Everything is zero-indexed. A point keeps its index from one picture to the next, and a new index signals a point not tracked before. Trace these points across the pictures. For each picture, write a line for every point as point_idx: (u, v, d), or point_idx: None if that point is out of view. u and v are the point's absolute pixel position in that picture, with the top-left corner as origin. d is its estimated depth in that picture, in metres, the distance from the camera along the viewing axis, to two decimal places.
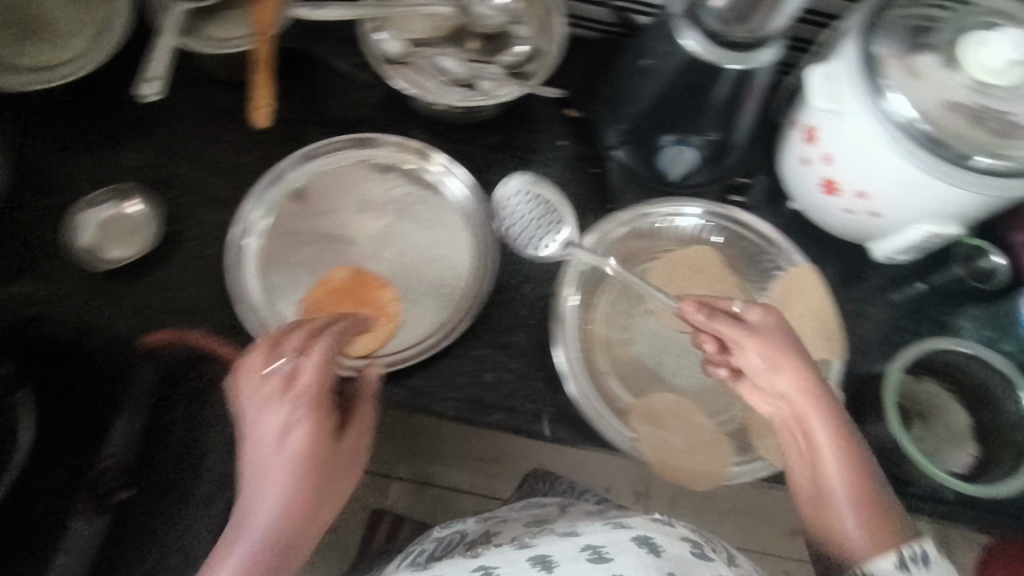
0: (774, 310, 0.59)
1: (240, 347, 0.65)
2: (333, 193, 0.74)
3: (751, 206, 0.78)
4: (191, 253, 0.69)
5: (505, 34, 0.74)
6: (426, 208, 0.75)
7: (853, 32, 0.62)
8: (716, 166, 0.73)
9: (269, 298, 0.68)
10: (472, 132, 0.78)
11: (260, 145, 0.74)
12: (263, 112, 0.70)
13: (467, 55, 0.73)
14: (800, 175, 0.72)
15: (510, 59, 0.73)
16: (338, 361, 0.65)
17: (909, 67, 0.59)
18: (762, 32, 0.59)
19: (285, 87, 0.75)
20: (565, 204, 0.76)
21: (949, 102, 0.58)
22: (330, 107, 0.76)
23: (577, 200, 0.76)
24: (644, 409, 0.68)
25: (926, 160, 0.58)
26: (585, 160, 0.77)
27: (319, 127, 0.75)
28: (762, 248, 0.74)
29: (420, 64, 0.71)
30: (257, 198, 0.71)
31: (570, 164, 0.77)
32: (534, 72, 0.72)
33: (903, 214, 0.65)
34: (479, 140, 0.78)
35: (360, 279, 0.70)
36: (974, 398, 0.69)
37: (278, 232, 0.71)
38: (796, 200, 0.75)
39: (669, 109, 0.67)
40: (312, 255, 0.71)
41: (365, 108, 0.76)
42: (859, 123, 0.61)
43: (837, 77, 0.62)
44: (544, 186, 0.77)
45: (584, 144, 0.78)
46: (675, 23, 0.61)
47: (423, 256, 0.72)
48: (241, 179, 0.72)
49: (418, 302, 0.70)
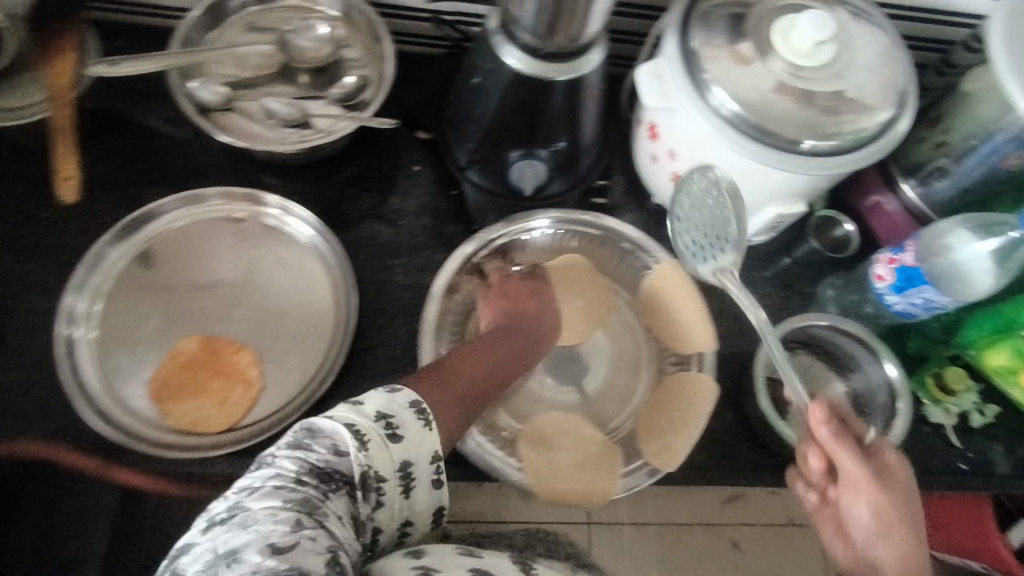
0: (899, 456, 0.52)
1: (81, 444, 0.60)
2: (170, 257, 0.68)
3: (613, 206, 0.78)
4: (19, 347, 0.63)
5: (334, 65, 0.71)
6: (273, 258, 0.70)
7: (672, 28, 0.61)
8: (572, 174, 0.72)
9: (110, 384, 0.62)
10: (319, 170, 0.74)
11: (82, 217, 0.68)
12: (70, 183, 0.65)
13: (295, 92, 0.69)
14: (653, 172, 0.71)
15: (340, 92, 0.69)
16: (199, 440, 0.61)
17: (728, 58, 0.59)
18: (580, 39, 0.58)
19: (105, 149, 0.70)
20: (426, 232, 0.74)
21: (768, 89, 0.58)
22: (159, 166, 0.71)
23: (438, 226, 0.74)
24: (531, 432, 0.67)
25: (756, 150, 0.58)
26: (443, 182, 0.75)
27: (149, 187, 0.70)
28: (626, 249, 0.74)
29: (245, 108, 0.67)
30: (80, 278, 0.65)
31: (427, 189, 0.75)
32: (368, 101, 0.69)
33: (749, 201, 0.65)
34: (328, 177, 0.74)
35: (211, 346, 0.65)
36: (845, 366, 0.71)
37: (112, 310, 0.65)
38: (655, 196, 0.75)
39: (508, 126, 0.65)
40: (156, 328, 0.66)
41: (196, 160, 0.72)
42: (690, 119, 0.60)
43: (662, 73, 0.62)
44: (402, 216, 0.74)
45: (439, 166, 0.76)
46: (493, 39, 0.60)
47: (277, 309, 0.68)
48: (64, 257, 0.66)
49: (278, 359, 0.66)
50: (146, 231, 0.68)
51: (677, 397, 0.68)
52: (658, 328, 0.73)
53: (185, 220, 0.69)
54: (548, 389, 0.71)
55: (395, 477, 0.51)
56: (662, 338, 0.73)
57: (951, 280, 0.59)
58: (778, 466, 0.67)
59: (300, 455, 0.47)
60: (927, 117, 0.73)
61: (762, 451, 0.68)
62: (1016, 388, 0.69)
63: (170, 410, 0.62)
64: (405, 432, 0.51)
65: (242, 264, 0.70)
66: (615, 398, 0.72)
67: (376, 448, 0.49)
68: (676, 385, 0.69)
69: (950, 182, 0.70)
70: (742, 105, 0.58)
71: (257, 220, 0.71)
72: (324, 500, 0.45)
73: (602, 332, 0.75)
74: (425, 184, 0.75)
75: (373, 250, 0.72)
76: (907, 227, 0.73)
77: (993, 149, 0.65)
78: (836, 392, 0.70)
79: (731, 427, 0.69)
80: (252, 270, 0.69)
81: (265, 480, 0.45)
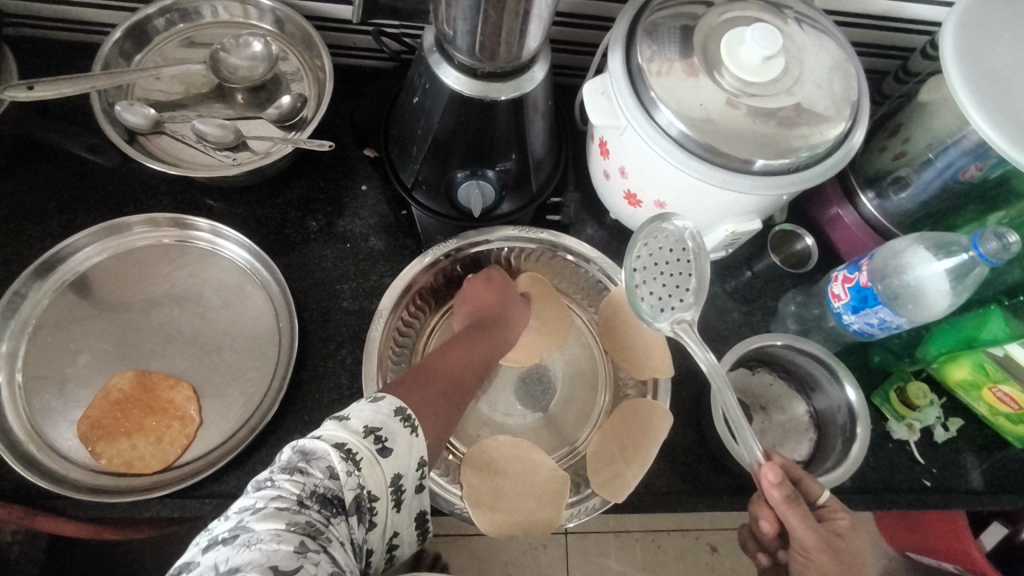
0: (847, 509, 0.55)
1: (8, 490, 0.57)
2: (104, 288, 0.65)
3: (568, 222, 0.76)
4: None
5: (270, 84, 0.69)
6: (211, 285, 0.68)
7: (617, 45, 0.59)
8: (524, 192, 0.69)
9: (37, 425, 0.59)
10: (263, 191, 0.71)
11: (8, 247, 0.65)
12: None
13: (230, 112, 0.68)
14: (607, 188, 0.69)
15: (277, 111, 0.68)
16: (131, 482, 0.58)
17: (676, 74, 0.57)
18: (519, 59, 0.56)
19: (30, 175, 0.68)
20: (375, 254, 0.71)
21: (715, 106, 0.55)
22: (92, 192, 0.68)
23: (387, 248, 0.71)
24: (478, 457, 0.64)
25: (704, 170, 0.56)
26: (392, 202, 0.73)
27: (80, 215, 0.67)
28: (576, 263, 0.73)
29: (176, 130, 0.66)
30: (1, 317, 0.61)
31: (376, 209, 0.73)
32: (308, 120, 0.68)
33: (703, 218, 0.63)
34: (273, 198, 0.71)
35: (145, 382, 0.62)
36: (808, 386, 0.69)
37: (40, 346, 0.62)
38: (612, 212, 0.72)
39: (453, 147, 0.62)
40: (88, 363, 0.63)
41: (132, 184, 0.69)
42: (639, 137, 0.58)
43: (609, 92, 0.59)
44: (349, 237, 0.71)
45: (388, 185, 0.73)
46: (430, 58, 0.57)
47: (216, 340, 0.65)
48: None
49: (217, 392, 0.63)
50: (78, 262, 0.66)
51: (630, 425, 0.66)
52: (615, 350, 0.71)
53: (115, 250, 0.67)
54: (501, 413, 0.69)
55: (386, 494, 0.48)
56: (621, 361, 0.70)
57: (909, 299, 0.58)
58: (741, 489, 0.66)
59: (300, 477, 0.44)
60: (885, 125, 0.71)
61: (724, 472, 0.66)
62: (980, 401, 0.69)
63: (103, 450, 0.60)
64: (394, 444, 0.48)
65: (178, 292, 0.67)
66: (575, 419, 0.71)
67: (368, 466, 0.46)
68: (631, 411, 0.67)
69: (910, 192, 0.68)
70: (689, 125, 0.55)
71: (194, 247, 0.69)
72: (328, 524, 0.43)
73: (558, 355, 0.73)
74: (372, 203, 0.73)
75: (318, 273, 0.69)
76: (866, 241, 0.71)
77: (950, 163, 0.64)
78: (797, 412, 0.69)
79: (692, 447, 0.67)
80: (189, 298, 0.67)
81: (267, 500, 0.42)
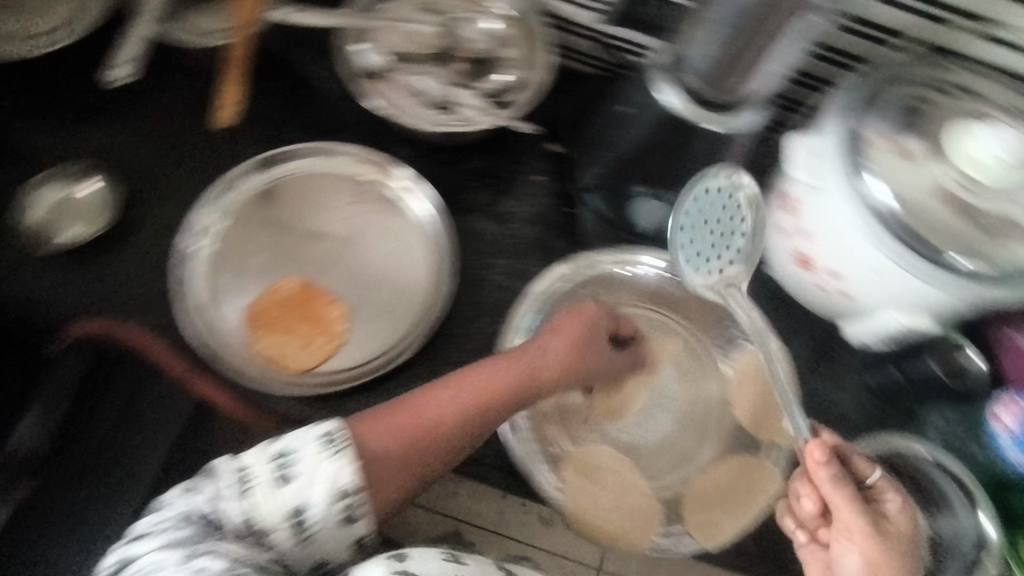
0: None
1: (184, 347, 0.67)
2: (294, 202, 0.72)
3: None
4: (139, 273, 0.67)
5: (489, 60, 0.72)
6: (380, 229, 0.72)
7: (836, 109, 0.58)
8: None
9: (214, 300, 0.67)
10: (453, 153, 0.74)
11: (229, 143, 0.73)
12: (227, 109, 0.70)
13: (447, 77, 0.72)
14: (776, 244, 0.67)
15: (490, 87, 0.72)
16: (275, 373, 0.65)
17: (894, 151, 0.56)
18: (742, 93, 0.58)
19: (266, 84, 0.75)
20: (533, 241, 0.73)
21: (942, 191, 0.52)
22: (310, 112, 0.74)
23: (545, 238, 0.73)
24: (579, 459, 0.66)
25: (898, 252, 0.54)
26: (561, 198, 0.73)
27: (296, 130, 0.74)
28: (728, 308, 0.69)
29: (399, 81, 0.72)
30: (207, 203, 0.69)
31: (545, 199, 0.73)
32: (514, 102, 0.72)
33: (874, 300, 0.61)
34: (459, 163, 0.74)
35: (307, 291, 0.69)
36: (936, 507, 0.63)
37: (231, 236, 0.69)
38: (773, 269, 0.71)
39: (645, 162, 0.66)
40: (265, 261, 0.70)
41: (346, 117, 0.75)
42: (836, 203, 0.56)
43: (822, 152, 0.57)
44: (516, 218, 0.73)
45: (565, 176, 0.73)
46: (653, 73, 0.60)
47: (377, 275, 0.70)
48: (205, 176, 0.72)
49: (365, 321, 0.69)
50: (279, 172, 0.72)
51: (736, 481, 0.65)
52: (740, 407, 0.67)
53: (309, 169, 0.72)
54: None
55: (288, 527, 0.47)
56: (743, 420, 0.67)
57: None
58: None
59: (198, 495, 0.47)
60: None
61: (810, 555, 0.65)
62: None
63: (254, 343, 0.66)
64: (296, 470, 0.47)
65: (354, 224, 0.72)
66: (669, 459, 0.68)
67: (264, 492, 0.47)
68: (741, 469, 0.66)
69: None
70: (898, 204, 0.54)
71: (377, 188, 0.72)
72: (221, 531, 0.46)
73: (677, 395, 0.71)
74: (549, 190, 0.73)
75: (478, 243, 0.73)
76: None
77: None
78: None
79: None
80: (359, 228, 0.72)
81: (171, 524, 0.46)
